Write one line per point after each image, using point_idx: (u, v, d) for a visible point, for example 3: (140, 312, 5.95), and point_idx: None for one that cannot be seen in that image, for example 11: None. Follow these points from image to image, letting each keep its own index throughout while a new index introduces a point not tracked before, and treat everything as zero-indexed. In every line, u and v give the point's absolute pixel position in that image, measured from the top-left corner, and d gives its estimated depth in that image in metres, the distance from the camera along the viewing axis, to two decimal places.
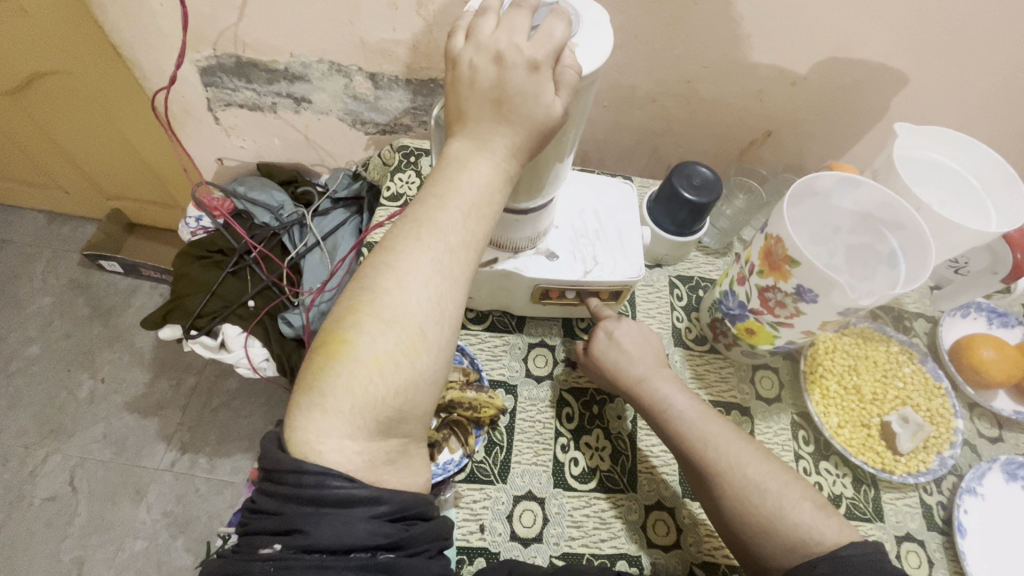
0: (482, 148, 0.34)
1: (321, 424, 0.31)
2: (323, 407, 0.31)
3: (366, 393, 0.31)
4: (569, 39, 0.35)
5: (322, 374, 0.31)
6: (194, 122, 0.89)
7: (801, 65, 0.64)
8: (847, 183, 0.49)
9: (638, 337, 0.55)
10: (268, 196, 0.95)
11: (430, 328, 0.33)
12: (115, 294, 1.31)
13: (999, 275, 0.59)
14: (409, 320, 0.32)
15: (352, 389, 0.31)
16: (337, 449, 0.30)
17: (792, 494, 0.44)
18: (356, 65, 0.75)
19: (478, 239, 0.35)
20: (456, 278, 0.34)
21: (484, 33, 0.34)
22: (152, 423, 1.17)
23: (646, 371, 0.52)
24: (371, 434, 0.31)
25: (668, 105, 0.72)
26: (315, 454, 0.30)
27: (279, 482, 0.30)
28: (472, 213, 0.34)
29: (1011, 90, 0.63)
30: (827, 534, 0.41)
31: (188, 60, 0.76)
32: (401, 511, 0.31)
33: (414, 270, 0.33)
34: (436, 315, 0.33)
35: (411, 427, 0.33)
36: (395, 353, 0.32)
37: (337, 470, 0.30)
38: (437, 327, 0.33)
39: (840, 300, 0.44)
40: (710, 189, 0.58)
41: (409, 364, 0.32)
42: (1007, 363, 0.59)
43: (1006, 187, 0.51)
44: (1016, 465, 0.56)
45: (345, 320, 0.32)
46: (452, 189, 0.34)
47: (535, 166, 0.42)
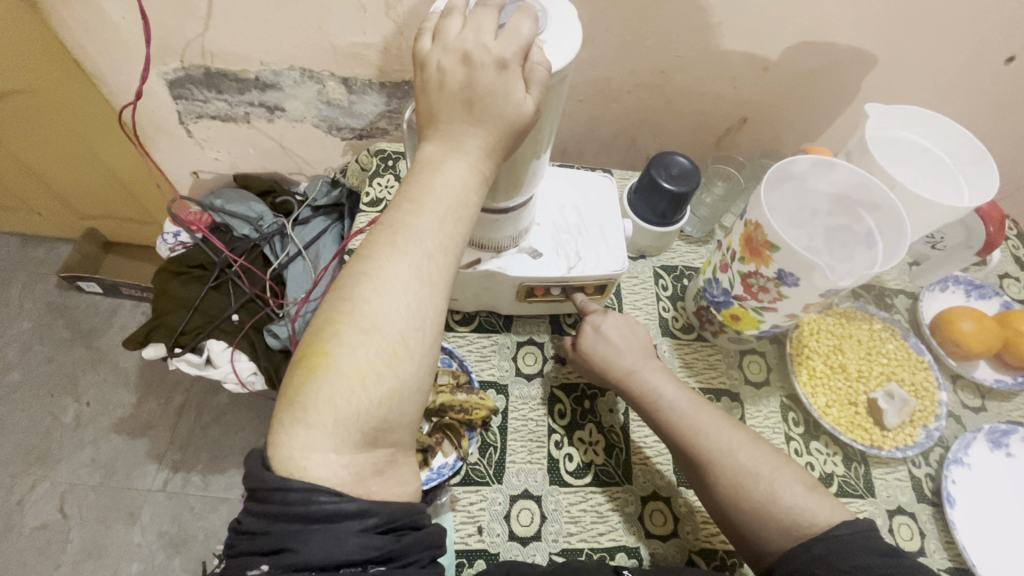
0: (455, 150, 0.34)
1: (306, 438, 0.30)
2: (306, 421, 0.30)
3: (350, 405, 0.31)
4: (537, 36, 0.34)
5: (303, 389, 0.31)
6: (166, 137, 0.87)
7: (771, 50, 0.64)
8: (821, 167, 0.49)
9: (625, 330, 0.55)
10: (246, 208, 0.94)
11: (411, 335, 0.32)
12: (96, 315, 1.28)
13: (974, 249, 0.59)
14: (390, 327, 0.32)
15: (335, 402, 0.30)
16: (323, 463, 0.30)
17: (784, 477, 0.44)
18: (328, 70, 0.74)
19: (456, 242, 0.34)
20: (435, 283, 0.34)
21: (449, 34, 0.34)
22: (142, 443, 1.15)
23: (632, 365, 0.52)
24: (358, 446, 0.31)
25: (644, 96, 0.72)
26: (300, 471, 0.30)
27: (265, 502, 0.30)
28: (448, 216, 0.34)
29: (977, 65, 0.64)
30: (820, 515, 0.42)
31: (155, 73, 0.75)
32: (391, 522, 0.31)
33: (392, 277, 0.32)
34: (416, 321, 0.33)
35: (397, 436, 0.33)
36: (377, 362, 0.31)
37: (324, 485, 0.30)
38: (419, 334, 0.33)
39: (821, 282, 0.45)
40: (689, 178, 0.58)
41: (392, 373, 0.32)
42: (986, 334, 0.60)
43: (975, 162, 0.52)
44: (999, 433, 0.57)
45: (326, 331, 0.32)
46: (427, 192, 0.34)
47: (510, 162, 0.41)
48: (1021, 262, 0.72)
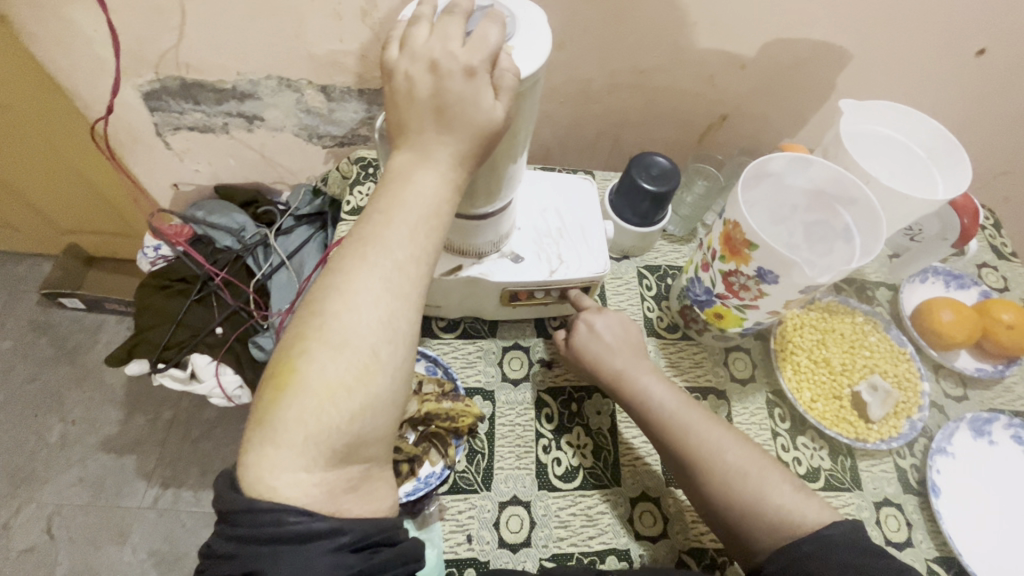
0: (426, 159, 0.34)
1: (276, 458, 0.30)
2: (276, 441, 0.30)
3: (322, 422, 0.30)
4: (505, 42, 0.34)
5: (273, 408, 0.30)
6: (145, 149, 0.86)
7: (747, 48, 0.65)
8: (798, 164, 0.50)
9: (616, 330, 0.54)
10: (227, 218, 0.92)
11: (384, 348, 0.32)
12: (80, 332, 1.26)
13: (949, 241, 0.60)
14: (361, 342, 0.32)
15: (306, 419, 0.30)
16: (294, 482, 0.30)
17: (771, 477, 0.44)
18: (306, 78, 0.74)
19: (429, 252, 0.34)
20: (408, 294, 0.33)
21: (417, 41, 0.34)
22: (130, 461, 1.14)
23: (625, 365, 0.52)
24: (330, 463, 0.31)
25: (624, 97, 0.72)
26: (270, 490, 0.30)
27: (236, 524, 0.30)
28: (420, 226, 0.34)
29: (949, 57, 0.65)
30: (807, 515, 0.42)
31: (130, 85, 0.74)
32: (364, 540, 0.31)
33: (363, 290, 0.32)
34: (388, 334, 0.32)
35: (373, 451, 0.32)
36: (348, 378, 0.31)
37: (295, 505, 0.30)
38: (392, 346, 0.32)
39: (800, 279, 0.45)
40: (668, 178, 0.58)
41: (364, 388, 0.31)
42: (965, 324, 0.60)
43: (948, 155, 0.53)
44: (982, 422, 0.58)
45: (296, 348, 0.32)
46: (398, 203, 0.34)
47: (486, 166, 0.41)
48: (998, 251, 0.73)
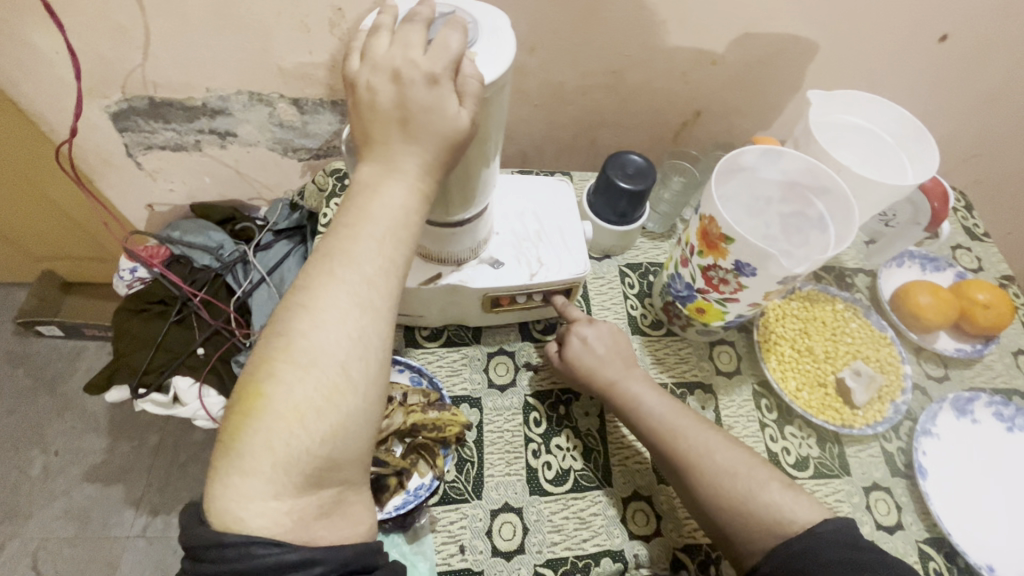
0: (391, 170, 0.33)
1: (244, 486, 0.29)
2: (242, 468, 0.30)
3: (291, 447, 0.30)
4: (468, 48, 0.34)
5: (239, 434, 0.30)
6: (116, 171, 0.85)
7: (716, 44, 0.65)
8: (770, 156, 0.51)
9: (608, 338, 0.54)
10: (204, 237, 0.91)
11: (355, 366, 0.32)
12: (58, 360, 1.24)
13: (922, 225, 0.60)
14: (330, 360, 0.31)
15: (273, 445, 0.30)
16: (263, 512, 0.29)
17: (760, 475, 0.45)
18: (277, 92, 0.73)
19: (399, 265, 0.34)
20: (378, 308, 0.33)
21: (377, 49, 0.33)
22: (117, 489, 1.11)
23: (621, 374, 0.52)
24: (299, 490, 0.30)
25: (597, 97, 0.73)
26: (237, 522, 0.29)
27: (202, 559, 0.29)
28: (387, 238, 0.33)
29: (912, 45, 0.66)
30: (800, 513, 0.42)
31: (97, 107, 0.73)
32: (338, 569, 0.30)
33: (331, 307, 0.32)
34: (359, 350, 0.32)
35: (346, 473, 0.32)
36: (317, 399, 0.30)
37: (265, 536, 0.29)
38: (363, 363, 0.32)
39: (777, 271, 0.45)
40: (644, 176, 0.59)
41: (334, 408, 0.31)
42: (943, 306, 0.61)
43: (916, 141, 0.54)
44: (964, 401, 0.59)
45: (262, 370, 0.31)
46: (365, 216, 0.33)
47: (458, 172, 0.41)
48: (971, 232, 0.74)
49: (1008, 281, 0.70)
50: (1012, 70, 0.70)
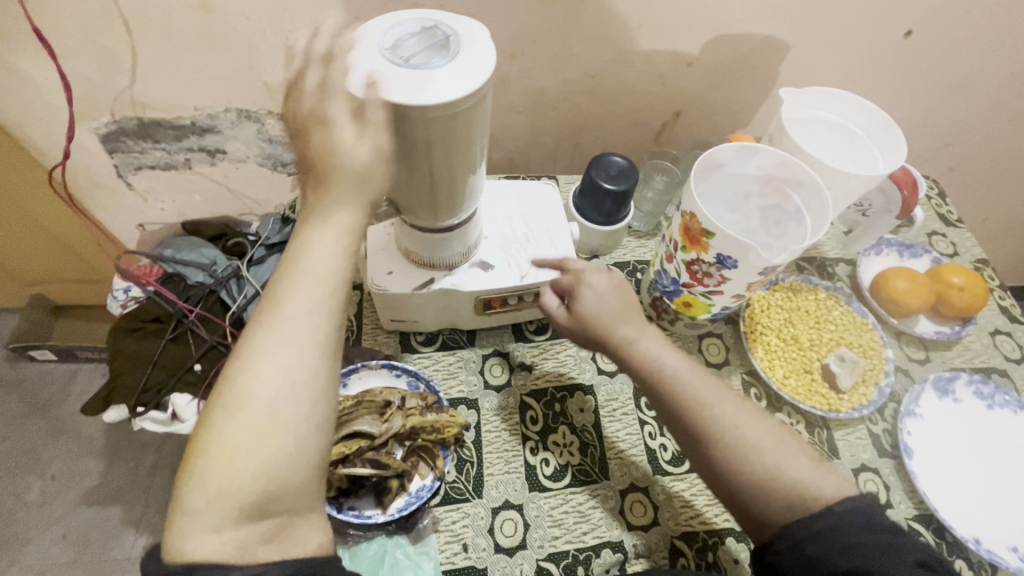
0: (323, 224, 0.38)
1: (196, 522, 0.33)
2: (187, 510, 0.33)
3: (226, 484, 0.34)
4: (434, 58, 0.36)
5: (182, 480, 0.34)
6: (106, 192, 0.85)
7: (691, 47, 0.68)
8: (746, 152, 0.53)
9: (613, 288, 0.50)
10: (196, 254, 0.92)
11: (282, 404, 0.35)
12: (52, 384, 1.23)
13: (894, 213, 0.62)
14: (258, 403, 0.35)
15: (211, 485, 0.34)
16: (203, 544, 0.33)
17: (779, 443, 0.43)
18: (265, 108, 0.74)
19: (328, 310, 0.38)
20: (306, 351, 0.37)
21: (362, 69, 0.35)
22: (115, 511, 1.11)
23: (633, 332, 0.48)
24: (237, 521, 0.34)
25: (579, 102, 0.75)
26: (183, 555, 0.33)
27: None
28: (314, 289, 0.38)
29: (878, 41, 0.69)
30: (826, 489, 0.41)
31: (86, 129, 0.74)
32: None
33: (261, 357, 0.36)
34: (287, 392, 0.36)
35: (288, 502, 0.35)
36: (245, 439, 0.34)
37: (207, 564, 0.32)
38: (292, 401, 0.36)
39: (757, 262, 0.47)
40: (627, 176, 0.61)
41: (262, 444, 0.34)
42: (920, 290, 0.63)
43: (885, 133, 0.56)
44: (945, 381, 0.61)
45: (202, 422, 0.36)
46: (294, 275, 0.38)
47: (445, 172, 0.42)
48: (946, 218, 0.76)
49: (983, 265, 0.72)
50: (974, 61, 0.73)
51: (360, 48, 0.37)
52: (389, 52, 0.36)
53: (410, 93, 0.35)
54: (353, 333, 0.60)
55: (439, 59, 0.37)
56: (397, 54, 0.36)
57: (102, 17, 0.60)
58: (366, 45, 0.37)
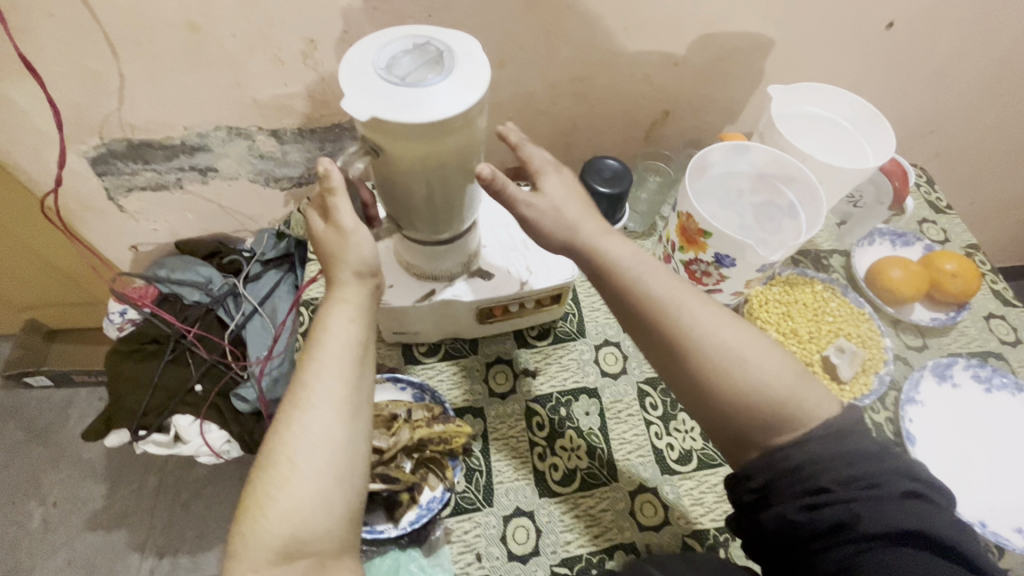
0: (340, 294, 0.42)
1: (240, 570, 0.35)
2: (232, 559, 0.36)
3: (258, 535, 0.35)
4: (428, 68, 0.37)
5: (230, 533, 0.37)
6: (97, 215, 0.85)
7: (677, 46, 0.68)
8: (738, 150, 0.53)
9: (568, 192, 0.49)
10: (193, 273, 0.91)
11: (299, 455, 0.37)
12: (50, 410, 1.22)
13: (886, 204, 0.63)
14: (280, 457, 0.37)
15: (247, 535, 0.35)
16: None
17: (763, 356, 0.42)
18: (255, 125, 0.74)
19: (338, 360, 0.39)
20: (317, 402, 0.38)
21: (361, 91, 0.36)
22: (120, 535, 1.10)
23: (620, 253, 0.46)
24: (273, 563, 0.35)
25: (569, 106, 0.75)
26: None
27: None
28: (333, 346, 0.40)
29: (861, 34, 0.70)
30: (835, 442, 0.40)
31: (75, 153, 0.73)
32: None
33: (285, 414, 0.38)
34: (306, 444, 0.37)
35: (315, 547, 0.36)
36: (271, 489, 0.36)
37: None
38: (309, 453, 0.37)
39: (754, 259, 0.48)
40: (621, 179, 0.61)
41: (284, 493, 0.36)
42: (914, 279, 0.64)
43: (872, 126, 0.57)
44: (943, 366, 0.62)
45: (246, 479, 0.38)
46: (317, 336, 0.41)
47: (445, 183, 0.43)
48: (935, 205, 0.78)
49: (973, 250, 0.73)
50: (954, 50, 0.74)
51: (354, 74, 0.37)
52: (385, 72, 0.37)
53: (415, 106, 0.35)
54: None
55: (435, 72, 0.37)
56: (393, 74, 0.37)
57: (86, 40, 0.60)
58: (359, 70, 0.37)
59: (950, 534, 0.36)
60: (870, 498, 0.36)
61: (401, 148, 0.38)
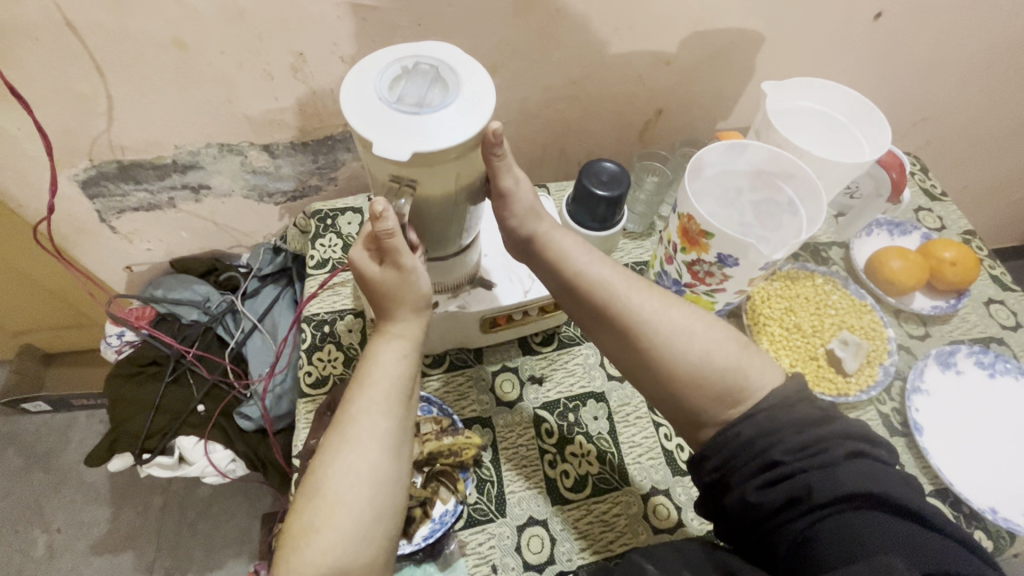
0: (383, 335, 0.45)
1: None
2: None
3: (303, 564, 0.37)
4: (432, 94, 0.39)
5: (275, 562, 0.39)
6: (91, 237, 0.84)
7: (667, 46, 0.68)
8: (735, 148, 0.53)
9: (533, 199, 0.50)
10: (190, 291, 0.89)
11: (346, 491, 0.39)
12: (50, 435, 1.21)
13: (884, 196, 0.63)
14: (327, 490, 0.39)
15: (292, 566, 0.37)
16: None
17: (717, 336, 0.45)
18: (247, 140, 0.74)
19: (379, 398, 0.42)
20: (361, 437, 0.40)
21: (381, 129, 0.37)
22: (127, 558, 1.09)
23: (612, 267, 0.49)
24: None
25: (562, 109, 0.75)
26: None
27: None
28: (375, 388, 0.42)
29: (850, 26, 0.70)
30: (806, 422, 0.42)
31: (65, 177, 0.72)
32: None
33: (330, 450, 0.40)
34: (349, 478, 0.39)
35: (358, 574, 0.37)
36: (317, 521, 0.38)
37: None
38: (354, 488, 0.39)
39: (757, 258, 0.48)
40: (619, 181, 0.61)
41: (330, 526, 0.38)
42: (913, 269, 0.64)
43: (865, 119, 0.57)
44: (946, 354, 0.62)
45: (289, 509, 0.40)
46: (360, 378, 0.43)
47: (464, 200, 0.46)
48: (930, 193, 0.78)
49: (970, 236, 0.74)
50: (942, 38, 0.74)
51: (365, 111, 0.38)
52: (396, 104, 0.38)
53: (440, 132, 0.37)
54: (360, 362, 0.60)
55: (441, 91, 0.40)
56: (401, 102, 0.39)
57: (73, 63, 0.59)
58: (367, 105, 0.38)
59: (904, 495, 0.38)
60: (820, 469, 0.39)
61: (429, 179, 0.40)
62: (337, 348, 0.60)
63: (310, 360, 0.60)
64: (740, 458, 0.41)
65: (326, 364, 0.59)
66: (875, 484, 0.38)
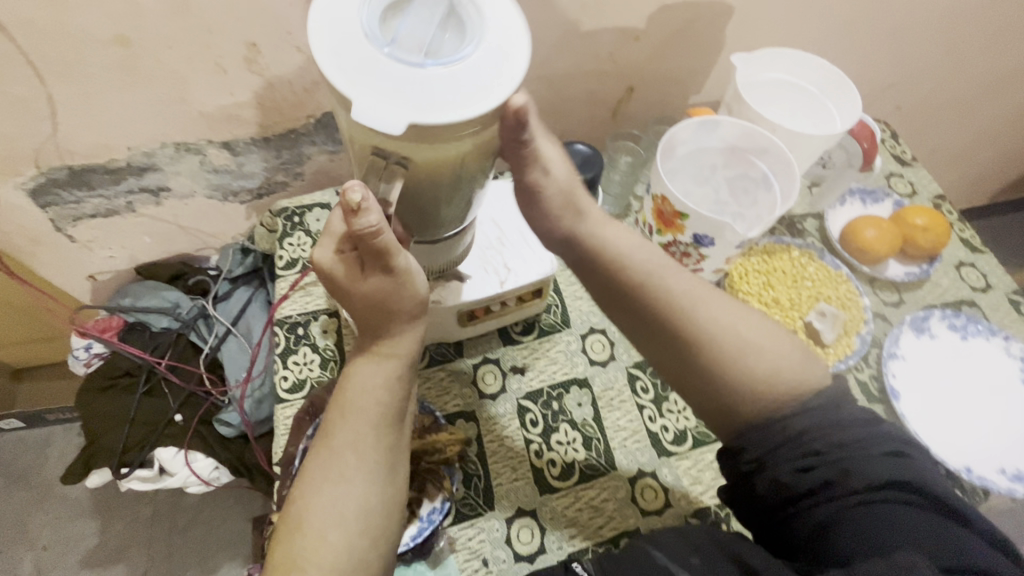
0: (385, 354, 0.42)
1: None
2: None
3: None
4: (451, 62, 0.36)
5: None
6: (48, 248, 0.80)
7: (636, 21, 0.66)
8: (707, 125, 0.53)
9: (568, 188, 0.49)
10: (159, 298, 0.85)
11: (329, 526, 0.37)
12: (28, 452, 1.17)
13: (857, 165, 0.63)
14: (312, 520, 0.38)
15: None
16: None
17: (768, 332, 0.44)
18: (204, 138, 0.71)
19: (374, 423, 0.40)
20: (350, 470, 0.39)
21: (386, 98, 0.33)
22: (119, 570, 1.07)
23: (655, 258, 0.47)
24: None
25: (531, 90, 0.73)
26: None
27: None
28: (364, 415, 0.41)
29: None
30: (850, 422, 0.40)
31: (13, 187, 0.68)
32: None
33: (317, 476, 0.39)
34: (335, 514, 0.38)
35: None
36: (302, 550, 0.37)
37: None
38: (338, 522, 0.38)
39: (733, 237, 0.47)
40: (592, 164, 0.60)
41: (314, 559, 0.37)
42: (886, 237, 0.65)
43: (837, 89, 0.56)
44: (920, 319, 0.63)
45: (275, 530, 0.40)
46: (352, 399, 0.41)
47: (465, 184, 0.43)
48: (901, 159, 0.78)
49: (941, 201, 0.74)
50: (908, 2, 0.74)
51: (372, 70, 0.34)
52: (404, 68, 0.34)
53: (447, 106, 0.34)
54: (337, 362, 0.58)
55: (445, 50, 0.36)
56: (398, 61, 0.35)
57: (7, 65, 0.56)
58: (360, 63, 0.34)
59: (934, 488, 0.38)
60: (860, 456, 0.38)
61: (426, 155, 0.37)
62: (314, 349, 0.59)
63: (285, 364, 0.58)
64: (773, 446, 0.40)
65: (302, 367, 0.58)
66: (910, 479, 0.38)
